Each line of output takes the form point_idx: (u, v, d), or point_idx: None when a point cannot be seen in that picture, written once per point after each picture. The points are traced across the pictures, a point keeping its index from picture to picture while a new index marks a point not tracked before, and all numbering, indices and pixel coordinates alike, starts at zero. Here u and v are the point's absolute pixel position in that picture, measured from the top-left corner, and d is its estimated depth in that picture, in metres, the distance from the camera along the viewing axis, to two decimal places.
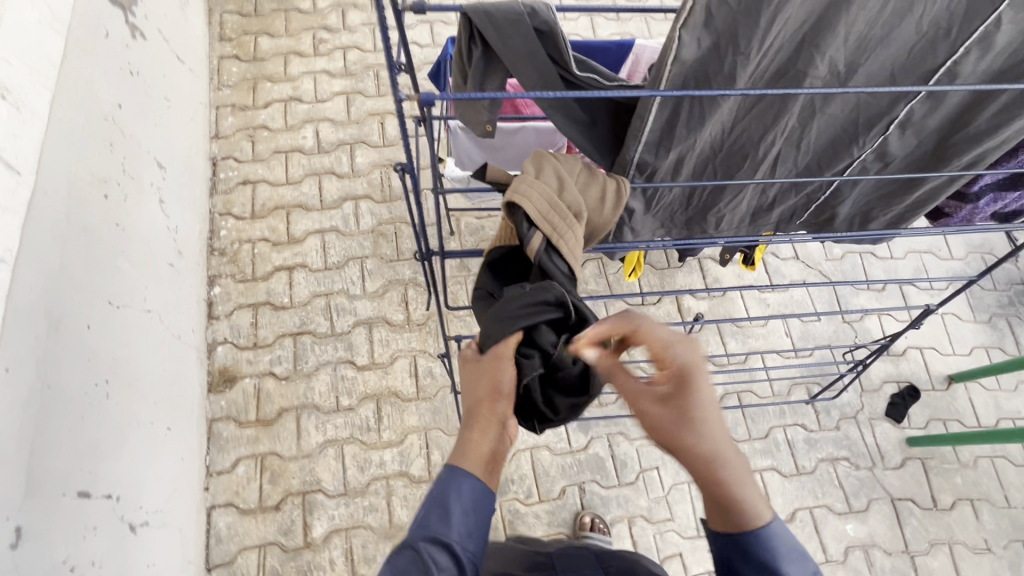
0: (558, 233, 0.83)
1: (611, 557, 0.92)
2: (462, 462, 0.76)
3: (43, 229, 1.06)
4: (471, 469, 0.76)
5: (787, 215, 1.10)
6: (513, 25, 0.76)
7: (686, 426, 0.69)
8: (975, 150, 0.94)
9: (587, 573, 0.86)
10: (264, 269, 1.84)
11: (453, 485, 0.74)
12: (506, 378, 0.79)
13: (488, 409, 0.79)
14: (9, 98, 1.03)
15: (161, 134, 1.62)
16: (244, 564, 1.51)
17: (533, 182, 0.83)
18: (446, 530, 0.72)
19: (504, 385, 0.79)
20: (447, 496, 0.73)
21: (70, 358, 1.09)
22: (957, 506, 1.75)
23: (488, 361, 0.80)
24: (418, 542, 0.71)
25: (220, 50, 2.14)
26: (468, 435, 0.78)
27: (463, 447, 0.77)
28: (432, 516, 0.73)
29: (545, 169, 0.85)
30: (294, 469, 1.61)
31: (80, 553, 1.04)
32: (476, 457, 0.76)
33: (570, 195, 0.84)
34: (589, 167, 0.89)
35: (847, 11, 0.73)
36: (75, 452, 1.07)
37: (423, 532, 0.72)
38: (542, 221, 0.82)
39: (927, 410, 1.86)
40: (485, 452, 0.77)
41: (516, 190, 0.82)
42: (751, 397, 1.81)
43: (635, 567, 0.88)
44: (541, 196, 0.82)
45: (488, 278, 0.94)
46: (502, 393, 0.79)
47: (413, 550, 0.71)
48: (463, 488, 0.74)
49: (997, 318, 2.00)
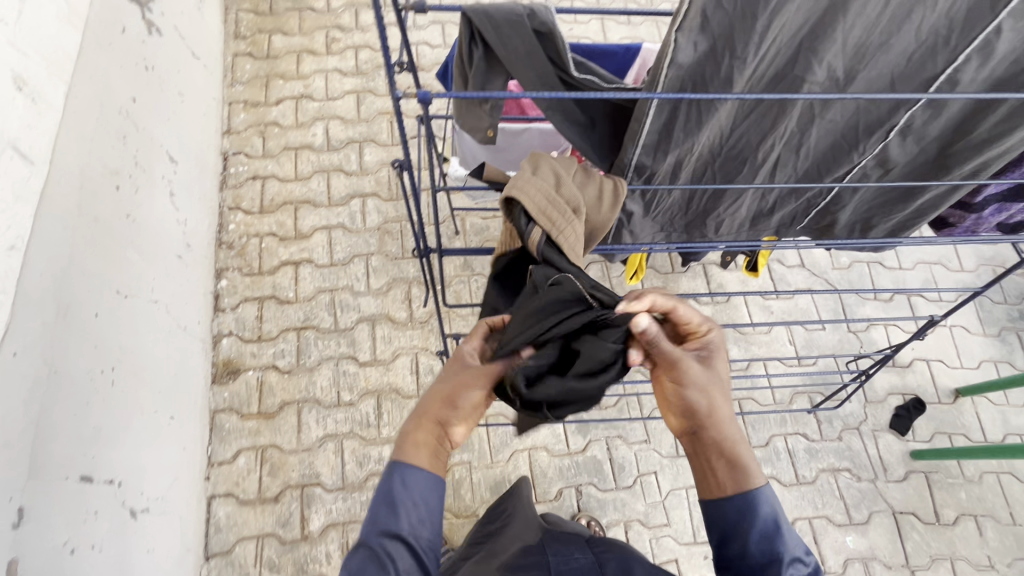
0: (557, 226, 0.84)
1: (598, 543, 0.94)
2: (403, 453, 0.76)
3: (54, 218, 1.08)
4: (411, 462, 0.75)
5: (787, 219, 1.10)
6: (513, 25, 0.76)
7: (722, 387, 0.80)
8: (977, 159, 0.93)
9: (577, 556, 0.88)
10: (271, 264, 1.86)
11: (393, 476, 0.74)
12: (469, 395, 0.78)
13: (439, 413, 0.78)
14: (26, 91, 1.06)
15: (174, 129, 1.64)
16: (242, 554, 1.52)
17: (530, 179, 0.84)
18: (399, 524, 0.73)
19: (465, 399, 0.78)
20: (393, 492, 0.73)
21: (77, 344, 1.11)
22: (960, 521, 1.73)
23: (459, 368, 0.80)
24: (371, 539, 0.72)
25: (235, 47, 2.17)
26: (416, 430, 0.77)
27: (407, 437, 0.77)
28: (384, 512, 0.73)
29: (542, 167, 0.87)
30: (294, 462, 1.63)
31: (80, 535, 1.06)
32: (417, 450, 0.76)
33: (567, 190, 0.85)
34: (585, 166, 0.91)
35: (844, 17, 0.73)
36: (79, 437, 1.08)
37: (375, 527, 0.73)
38: (541, 216, 0.83)
39: (933, 423, 1.84)
40: (426, 448, 0.76)
41: (514, 186, 0.83)
42: (753, 404, 1.80)
43: (621, 551, 0.91)
44: (538, 192, 0.83)
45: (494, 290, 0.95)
46: (460, 407, 0.78)
47: (368, 548, 0.71)
48: (401, 476, 0.74)
49: (1006, 332, 1.97)
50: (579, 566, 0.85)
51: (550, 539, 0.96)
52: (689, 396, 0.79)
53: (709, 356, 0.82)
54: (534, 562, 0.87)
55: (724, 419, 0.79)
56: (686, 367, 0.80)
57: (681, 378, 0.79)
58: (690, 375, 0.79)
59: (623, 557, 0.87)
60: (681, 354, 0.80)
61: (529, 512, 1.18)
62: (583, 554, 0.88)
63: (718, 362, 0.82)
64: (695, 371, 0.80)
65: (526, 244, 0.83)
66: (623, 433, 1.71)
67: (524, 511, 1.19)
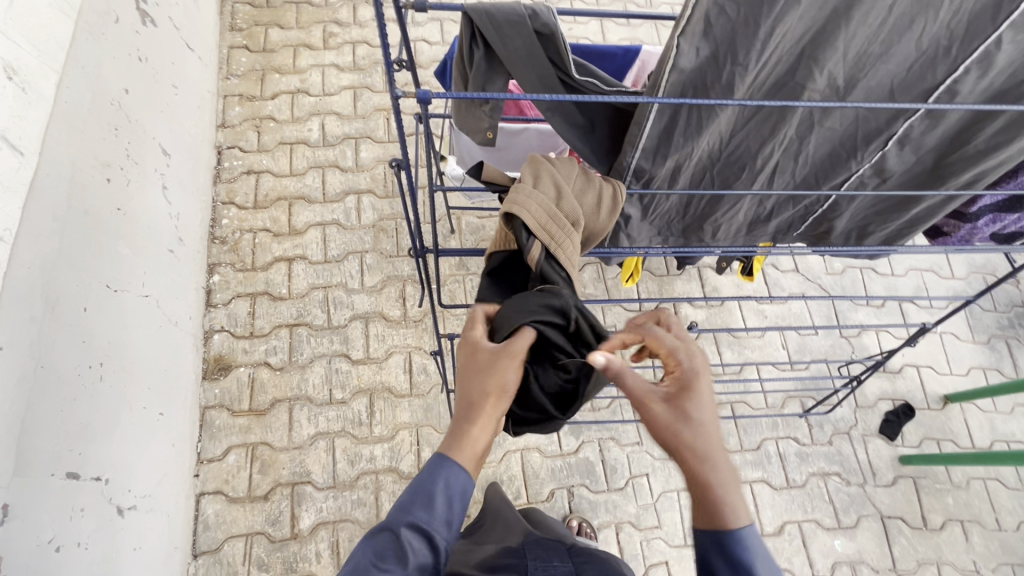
0: (557, 242, 0.83)
1: (579, 550, 0.91)
2: (452, 455, 0.74)
3: (43, 211, 1.06)
4: (465, 466, 0.74)
5: (784, 226, 1.10)
6: (515, 26, 0.76)
7: (695, 424, 0.72)
8: (972, 170, 0.94)
9: (556, 563, 0.85)
10: (264, 260, 1.84)
11: (444, 481, 0.72)
12: (512, 379, 0.77)
13: (486, 406, 0.75)
14: (16, 80, 1.04)
15: (167, 121, 1.62)
16: (230, 552, 1.51)
17: (531, 192, 0.82)
18: (428, 518, 0.71)
19: (509, 384, 0.76)
20: (433, 486, 0.72)
21: (66, 338, 1.09)
22: (947, 526, 1.75)
23: (496, 357, 0.77)
24: (400, 527, 0.70)
25: (230, 40, 2.15)
26: (464, 432, 0.75)
27: (455, 437, 0.75)
28: (416, 503, 0.71)
29: (543, 178, 0.85)
30: (284, 460, 1.62)
31: (66, 533, 1.05)
32: (467, 453, 0.74)
33: (568, 205, 0.84)
34: (585, 171, 0.89)
35: (847, 26, 0.73)
36: (66, 433, 1.07)
37: (405, 517, 0.71)
38: (540, 232, 0.82)
39: (921, 429, 1.85)
40: (477, 448, 0.75)
41: (515, 201, 0.81)
42: (745, 408, 1.81)
43: (602, 558, 0.88)
44: (539, 207, 0.82)
45: (488, 287, 0.94)
46: (506, 396, 0.76)
47: (393, 532, 0.69)
48: (457, 485, 0.73)
49: (995, 340, 1.99)
50: (557, 573, 0.83)
51: (533, 543, 0.94)
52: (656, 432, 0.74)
53: (684, 392, 0.74)
54: (513, 565, 0.86)
55: (696, 457, 0.71)
56: (652, 405, 0.74)
57: (647, 415, 0.75)
58: (652, 413, 0.74)
59: (602, 563, 0.85)
60: (649, 390, 0.75)
61: (512, 513, 1.16)
62: (562, 562, 0.86)
63: (692, 395, 0.74)
64: (660, 408, 0.74)
65: (526, 259, 0.81)
66: (615, 435, 1.71)
67: (507, 511, 1.18)
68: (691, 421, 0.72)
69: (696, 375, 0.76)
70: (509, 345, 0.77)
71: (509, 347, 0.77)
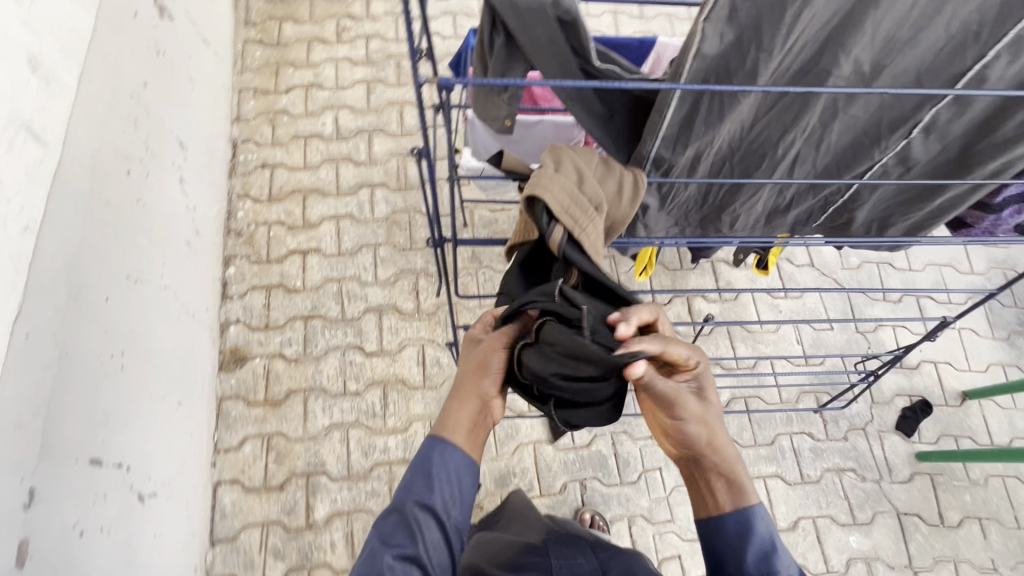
0: (580, 226, 0.83)
1: (603, 547, 0.92)
2: (445, 433, 0.81)
3: (67, 202, 1.08)
4: (453, 436, 0.80)
5: (804, 217, 1.09)
6: (536, 13, 0.74)
7: (719, 416, 0.80)
8: (1000, 158, 0.92)
9: (581, 561, 0.86)
10: (279, 252, 1.85)
11: (434, 450, 0.79)
12: (499, 355, 0.85)
13: (472, 384, 0.83)
14: (41, 72, 1.06)
15: (183, 114, 1.63)
16: (247, 540, 1.53)
17: (553, 176, 0.82)
18: (430, 496, 0.77)
19: (494, 365, 0.84)
20: (429, 464, 0.78)
21: (89, 327, 1.11)
22: (965, 524, 1.73)
23: (483, 344, 0.86)
24: (406, 507, 0.77)
25: (245, 34, 2.16)
26: (451, 406, 0.83)
27: (445, 417, 0.82)
28: (417, 481, 0.78)
29: (565, 163, 0.85)
30: (299, 450, 1.63)
31: (90, 518, 1.07)
32: (457, 428, 0.81)
33: (590, 189, 0.84)
34: (605, 157, 0.89)
35: (875, 10, 0.72)
36: (88, 420, 1.08)
37: (410, 497, 0.77)
38: (564, 214, 0.82)
39: (939, 425, 1.83)
40: (466, 423, 0.82)
41: (537, 184, 0.81)
42: (759, 403, 1.80)
43: (627, 556, 0.89)
44: (562, 190, 0.82)
45: (516, 281, 0.94)
46: (491, 370, 0.84)
47: (400, 513, 0.76)
48: (447, 453, 0.79)
49: (1016, 336, 1.96)
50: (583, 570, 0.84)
51: (552, 541, 0.93)
52: (689, 430, 0.79)
53: (703, 388, 0.81)
54: (536, 564, 0.86)
55: (721, 448, 0.79)
56: (684, 404, 0.78)
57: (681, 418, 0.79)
58: (685, 415, 0.78)
59: (627, 562, 0.87)
60: (679, 391, 0.78)
61: (531, 513, 1.17)
62: (586, 559, 0.87)
63: (709, 389, 0.81)
64: (694, 407, 0.79)
65: (550, 244, 0.82)
66: (629, 428, 1.71)
67: (526, 512, 1.18)
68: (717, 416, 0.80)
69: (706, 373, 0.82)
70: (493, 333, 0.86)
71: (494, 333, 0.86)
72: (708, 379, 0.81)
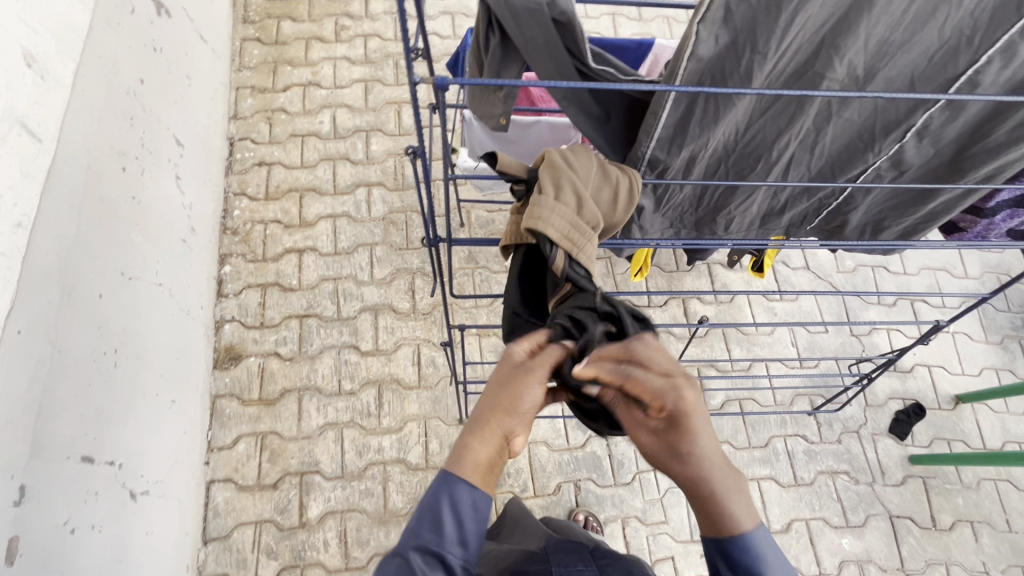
0: (580, 247, 0.83)
1: (604, 553, 0.88)
2: (458, 469, 0.69)
3: (61, 198, 1.07)
4: (467, 478, 0.69)
5: (798, 219, 1.10)
6: (532, 14, 0.75)
7: (681, 457, 0.67)
8: (992, 162, 0.93)
9: (582, 568, 0.82)
10: (275, 251, 1.85)
11: (444, 492, 0.68)
12: (529, 397, 0.72)
13: (497, 421, 0.71)
14: (35, 68, 1.06)
15: (180, 111, 1.63)
16: (240, 539, 1.52)
17: (554, 206, 0.80)
18: (437, 540, 0.67)
19: (526, 403, 0.72)
20: (440, 504, 0.68)
21: (81, 324, 1.10)
22: (957, 527, 1.73)
23: (518, 372, 0.72)
24: (408, 551, 0.67)
25: (243, 32, 2.16)
26: (466, 441, 0.71)
27: (461, 450, 0.70)
28: (423, 524, 0.69)
29: (564, 187, 0.82)
30: (293, 449, 1.63)
31: (80, 516, 1.06)
32: (473, 467, 0.69)
33: (589, 213, 0.83)
34: (602, 167, 0.88)
35: (868, 14, 0.72)
36: (81, 417, 1.08)
37: (414, 541, 0.68)
38: (563, 246, 0.81)
39: (932, 428, 1.84)
40: (483, 465, 0.70)
41: (538, 219, 0.79)
42: (753, 405, 1.80)
43: (628, 564, 0.85)
44: (562, 219, 0.80)
45: (514, 291, 0.95)
46: (518, 411, 0.71)
47: (402, 559, 0.66)
48: (458, 496, 0.68)
49: (1009, 341, 1.97)
50: None
51: (551, 548, 0.91)
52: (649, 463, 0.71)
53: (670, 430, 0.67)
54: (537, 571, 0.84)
55: (689, 483, 0.68)
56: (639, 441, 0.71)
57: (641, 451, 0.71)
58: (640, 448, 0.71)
59: (628, 568, 0.83)
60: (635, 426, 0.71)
61: (529, 522, 1.15)
62: (586, 566, 0.83)
63: (679, 430, 0.66)
64: (648, 444, 0.70)
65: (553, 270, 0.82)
66: None
67: (523, 522, 1.16)
68: (679, 458, 0.67)
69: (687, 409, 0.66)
70: (533, 362, 0.73)
71: (536, 363, 0.73)
72: (682, 418, 0.66)
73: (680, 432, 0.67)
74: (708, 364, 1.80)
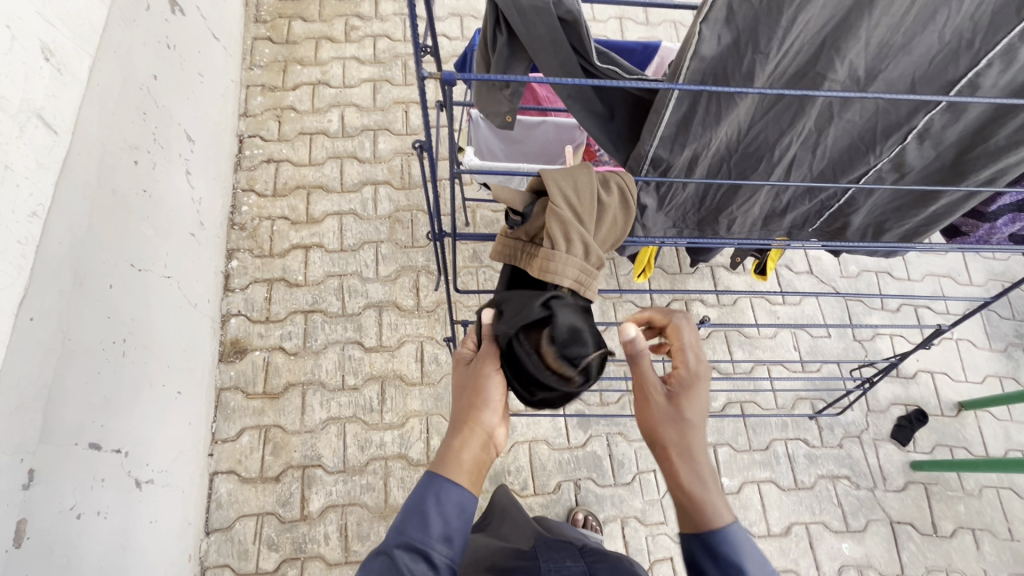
0: (586, 285, 0.88)
1: (593, 552, 0.89)
2: (446, 471, 0.76)
3: (76, 190, 1.10)
4: (458, 478, 0.76)
5: (800, 221, 1.11)
6: (538, 13, 0.76)
7: (691, 416, 0.79)
8: (992, 167, 0.94)
9: (570, 564, 0.83)
10: (282, 247, 1.87)
11: (432, 489, 0.74)
12: (492, 389, 0.82)
13: (472, 418, 0.80)
14: (52, 61, 1.08)
15: (192, 107, 1.65)
16: (242, 531, 1.54)
17: (564, 259, 0.85)
18: (423, 537, 0.72)
19: (491, 395, 0.82)
20: (425, 504, 0.73)
21: (93, 312, 1.12)
22: (958, 534, 1.73)
23: (477, 371, 0.83)
24: (393, 549, 0.71)
25: (255, 31, 2.19)
26: (450, 444, 0.79)
27: (448, 456, 0.78)
28: (408, 524, 0.72)
29: (572, 237, 0.85)
30: (296, 443, 1.64)
31: (87, 501, 1.08)
32: (461, 467, 0.77)
33: (596, 255, 0.87)
34: (598, 199, 0.89)
35: (869, 15, 0.73)
36: (90, 405, 1.10)
37: (399, 538, 0.72)
38: (575, 289, 0.87)
39: (934, 435, 1.83)
40: (470, 463, 0.78)
41: (551, 272, 0.85)
42: (754, 408, 1.81)
43: (614, 561, 0.86)
44: (573, 269, 0.85)
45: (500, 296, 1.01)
46: (488, 403, 0.81)
47: (389, 556, 0.70)
48: (446, 494, 0.75)
49: (1013, 349, 1.96)
50: (568, 572, 0.81)
51: (541, 546, 0.91)
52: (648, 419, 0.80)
53: (682, 389, 0.81)
54: (524, 568, 0.83)
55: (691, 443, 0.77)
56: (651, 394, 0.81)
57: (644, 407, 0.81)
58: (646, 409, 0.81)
59: (613, 565, 0.83)
60: (651, 381, 0.81)
61: (521, 517, 1.16)
62: (574, 561, 0.84)
63: (689, 391, 0.80)
64: (660, 401, 0.80)
65: None
66: (624, 430, 1.72)
67: (517, 516, 1.17)
68: (682, 420, 0.78)
69: (696, 378, 0.82)
70: (487, 359, 0.84)
71: (486, 359, 0.84)
72: (696, 382, 0.81)
73: (691, 394, 0.80)
74: (710, 365, 1.81)
